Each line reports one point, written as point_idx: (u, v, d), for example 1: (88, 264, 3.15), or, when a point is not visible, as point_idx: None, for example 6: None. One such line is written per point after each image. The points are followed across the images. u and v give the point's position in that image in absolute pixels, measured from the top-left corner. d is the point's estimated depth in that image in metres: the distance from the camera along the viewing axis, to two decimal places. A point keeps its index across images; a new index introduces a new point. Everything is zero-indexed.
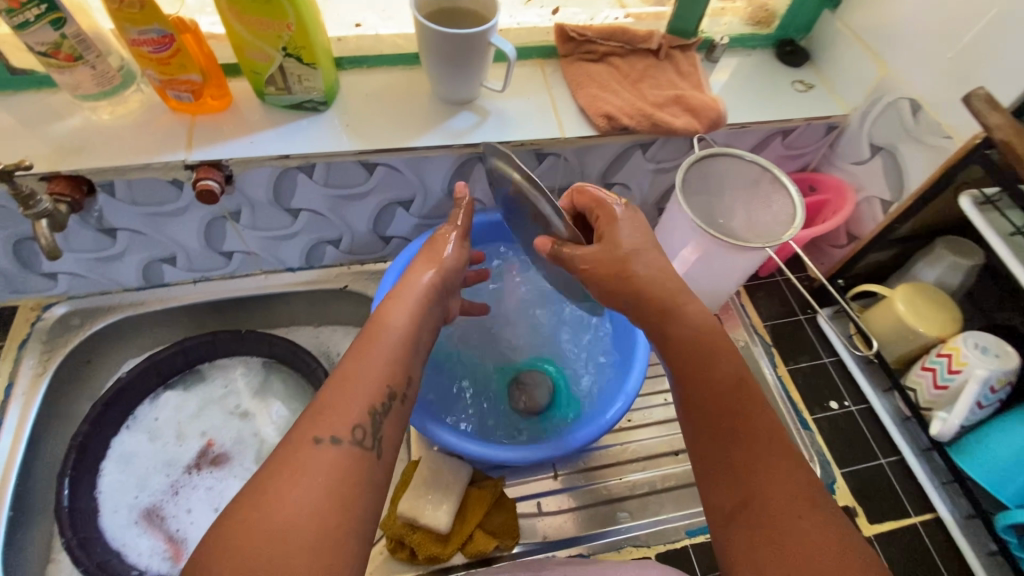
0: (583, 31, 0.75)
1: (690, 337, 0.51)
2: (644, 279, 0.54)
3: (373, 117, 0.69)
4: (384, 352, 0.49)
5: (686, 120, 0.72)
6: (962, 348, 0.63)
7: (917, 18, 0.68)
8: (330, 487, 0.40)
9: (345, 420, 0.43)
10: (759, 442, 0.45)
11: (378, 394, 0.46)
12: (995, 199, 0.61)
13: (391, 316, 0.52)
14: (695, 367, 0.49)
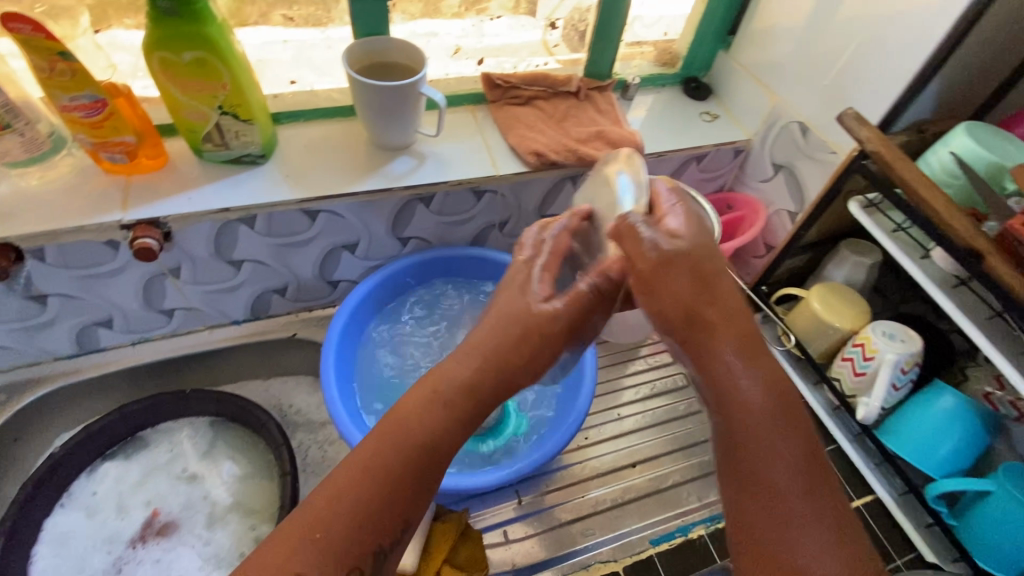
0: (507, 78, 0.82)
1: (754, 406, 0.41)
2: (701, 324, 0.43)
3: (313, 166, 0.71)
4: (398, 475, 0.41)
5: (608, 152, 0.78)
6: (872, 336, 0.70)
7: (793, 53, 0.79)
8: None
9: (337, 558, 0.38)
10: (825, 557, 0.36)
11: (381, 531, 0.40)
12: (877, 203, 0.69)
13: (420, 420, 0.42)
14: (756, 448, 0.40)
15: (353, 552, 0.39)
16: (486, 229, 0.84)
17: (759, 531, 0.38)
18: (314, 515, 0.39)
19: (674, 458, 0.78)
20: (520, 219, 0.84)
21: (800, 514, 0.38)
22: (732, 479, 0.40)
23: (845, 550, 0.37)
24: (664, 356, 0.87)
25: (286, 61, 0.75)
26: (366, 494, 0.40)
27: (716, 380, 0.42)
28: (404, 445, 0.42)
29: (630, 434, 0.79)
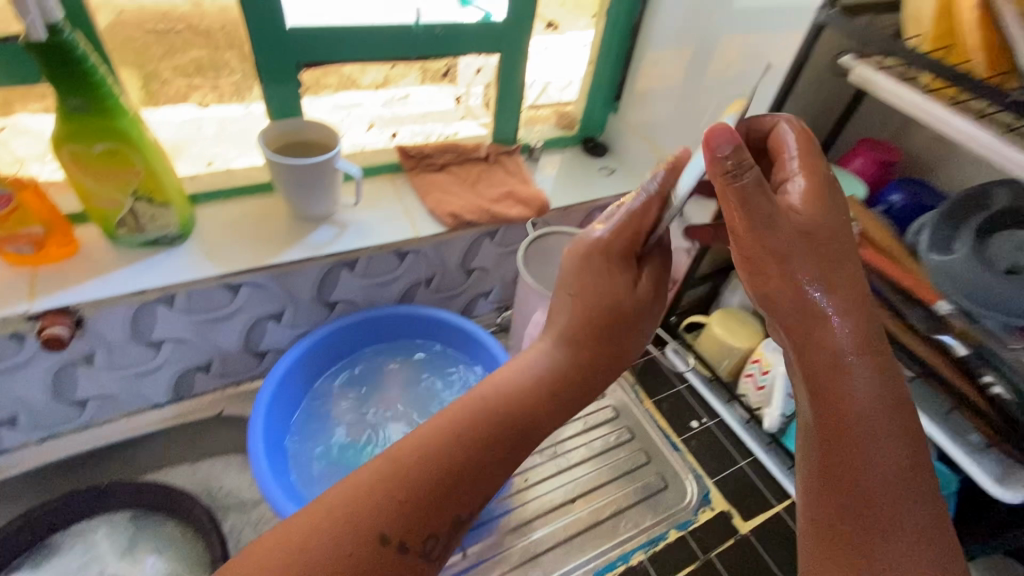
0: (420, 150, 0.89)
1: (868, 400, 0.43)
2: (814, 321, 0.44)
3: (234, 243, 0.73)
4: (475, 450, 0.42)
5: (519, 209, 0.86)
6: (765, 352, 0.80)
7: (667, 116, 0.91)
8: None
9: (384, 525, 0.38)
10: (900, 541, 0.41)
11: (443, 507, 0.40)
12: None
13: (509, 395, 0.44)
14: (854, 439, 0.43)
15: (408, 521, 0.39)
16: (413, 286, 0.87)
17: (845, 512, 0.42)
18: (386, 476, 0.40)
19: (611, 489, 0.81)
20: (445, 275, 0.88)
21: (886, 504, 0.42)
22: (822, 464, 0.44)
23: (919, 536, 0.41)
24: None
25: (207, 139, 0.76)
26: (440, 471, 0.40)
27: (829, 372, 0.45)
28: (491, 419, 0.43)
29: (572, 469, 0.82)
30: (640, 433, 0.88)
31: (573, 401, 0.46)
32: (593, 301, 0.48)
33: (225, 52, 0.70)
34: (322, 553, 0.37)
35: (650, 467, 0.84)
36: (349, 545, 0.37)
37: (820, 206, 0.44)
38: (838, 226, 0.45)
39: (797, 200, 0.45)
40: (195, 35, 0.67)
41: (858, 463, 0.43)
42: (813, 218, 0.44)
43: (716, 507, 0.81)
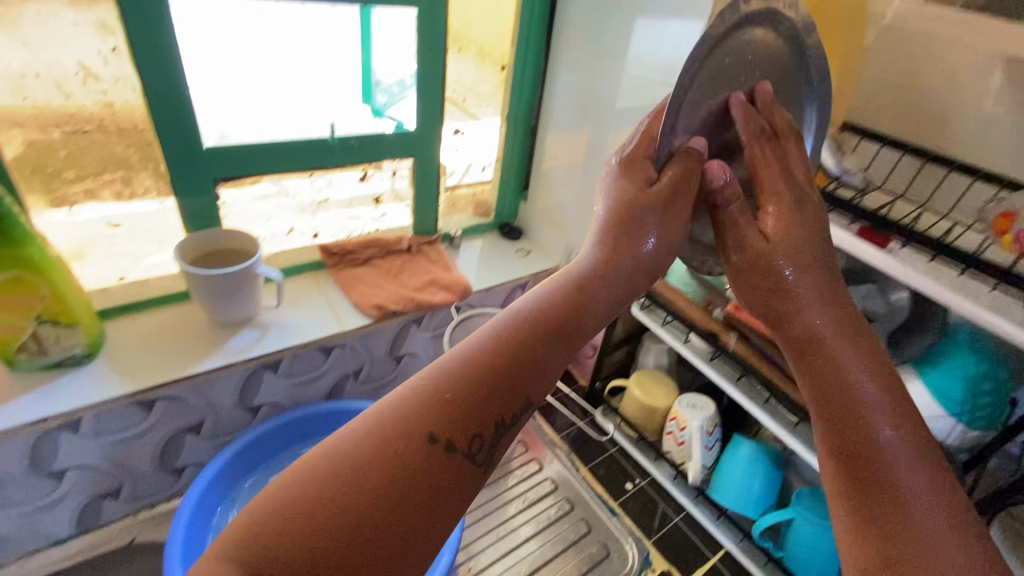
0: (342, 247, 0.93)
1: (855, 370, 0.42)
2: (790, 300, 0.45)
3: (148, 358, 0.72)
4: (511, 352, 0.38)
5: (443, 295, 0.90)
6: (680, 408, 0.86)
7: (568, 202, 1.01)
8: (402, 514, 0.32)
9: (423, 432, 0.34)
10: (927, 512, 0.37)
11: (486, 412, 0.36)
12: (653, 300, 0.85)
13: (533, 306, 0.40)
14: (854, 408, 0.41)
15: (451, 422, 0.35)
16: (340, 381, 0.87)
17: (864, 488, 0.39)
18: (420, 390, 0.35)
19: (555, 566, 0.81)
20: (372, 366, 0.89)
21: (903, 472, 0.38)
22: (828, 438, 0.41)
23: (945, 506, 0.37)
24: (530, 465, 0.94)
25: (116, 243, 0.75)
26: (477, 376, 0.36)
27: (809, 350, 0.44)
28: (517, 325, 0.39)
29: (519, 547, 0.83)
30: (579, 502, 0.89)
31: (606, 301, 0.43)
32: (613, 221, 0.44)
33: (138, 171, 0.72)
34: (359, 469, 0.32)
35: (592, 537, 0.84)
36: (391, 455, 0.33)
37: (793, 228, 0.45)
38: (811, 229, 0.46)
39: (768, 225, 0.45)
40: (107, 133, 0.68)
41: (867, 433, 0.40)
42: (784, 237, 0.45)
43: (657, 567, 0.84)
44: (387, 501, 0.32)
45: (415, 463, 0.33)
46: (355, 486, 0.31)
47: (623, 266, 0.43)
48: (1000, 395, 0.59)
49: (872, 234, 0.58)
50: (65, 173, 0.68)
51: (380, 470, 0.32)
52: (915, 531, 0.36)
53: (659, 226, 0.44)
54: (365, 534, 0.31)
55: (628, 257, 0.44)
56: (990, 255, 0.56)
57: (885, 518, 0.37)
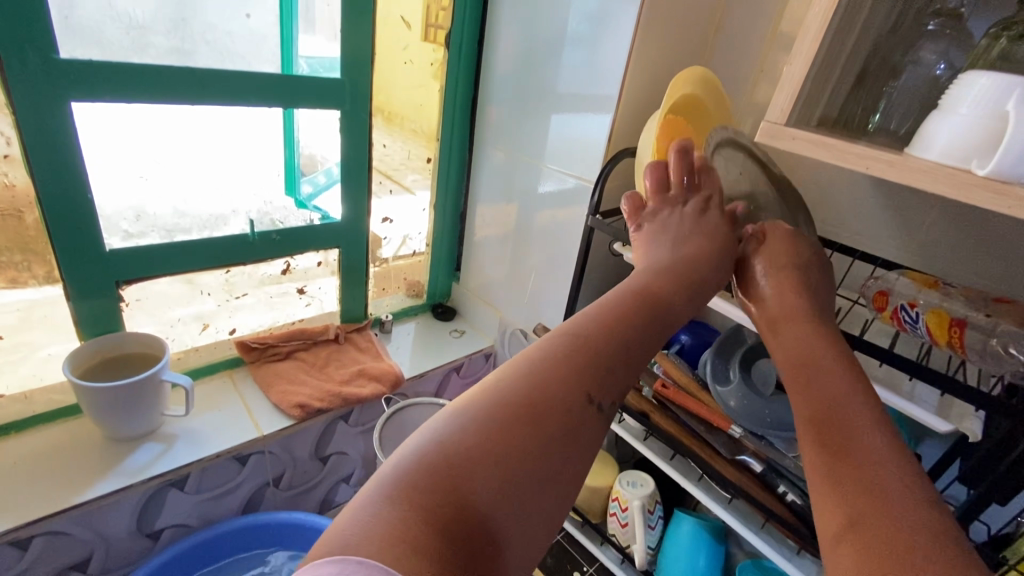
0: (263, 340, 0.88)
1: (820, 347, 0.42)
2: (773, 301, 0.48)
3: (26, 488, 0.63)
4: (638, 319, 0.39)
5: (372, 386, 0.87)
6: (620, 488, 0.85)
7: (498, 283, 1.04)
8: (559, 456, 0.31)
9: (574, 390, 0.33)
10: (899, 485, 0.32)
11: (618, 375, 0.35)
12: None
13: (642, 288, 0.43)
14: (820, 378, 0.39)
15: (595, 377, 0.34)
16: (260, 490, 0.80)
17: (829, 454, 0.34)
18: (558, 347, 0.35)
19: None
20: (296, 470, 0.83)
21: (870, 438, 0.34)
22: (801, 408, 0.38)
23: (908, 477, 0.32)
24: None
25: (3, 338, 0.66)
26: (611, 339, 0.36)
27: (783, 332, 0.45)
28: (631, 301, 0.41)
29: None
30: None
31: (697, 279, 0.46)
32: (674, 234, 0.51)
33: (26, 261, 0.65)
34: (509, 421, 0.31)
35: None
36: (537, 406, 0.32)
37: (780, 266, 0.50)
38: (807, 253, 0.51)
39: (764, 259, 0.51)
40: (4, 217, 0.62)
41: (830, 402, 0.37)
42: (777, 268, 0.50)
43: None
44: (533, 458, 0.30)
45: (566, 417, 0.32)
46: (500, 438, 0.30)
47: (698, 255, 0.49)
48: None
49: None
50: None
51: (529, 418, 0.31)
52: (882, 499, 0.31)
53: (715, 235, 0.51)
54: (510, 472, 0.29)
55: (702, 248, 0.49)
56: (873, 330, 0.62)
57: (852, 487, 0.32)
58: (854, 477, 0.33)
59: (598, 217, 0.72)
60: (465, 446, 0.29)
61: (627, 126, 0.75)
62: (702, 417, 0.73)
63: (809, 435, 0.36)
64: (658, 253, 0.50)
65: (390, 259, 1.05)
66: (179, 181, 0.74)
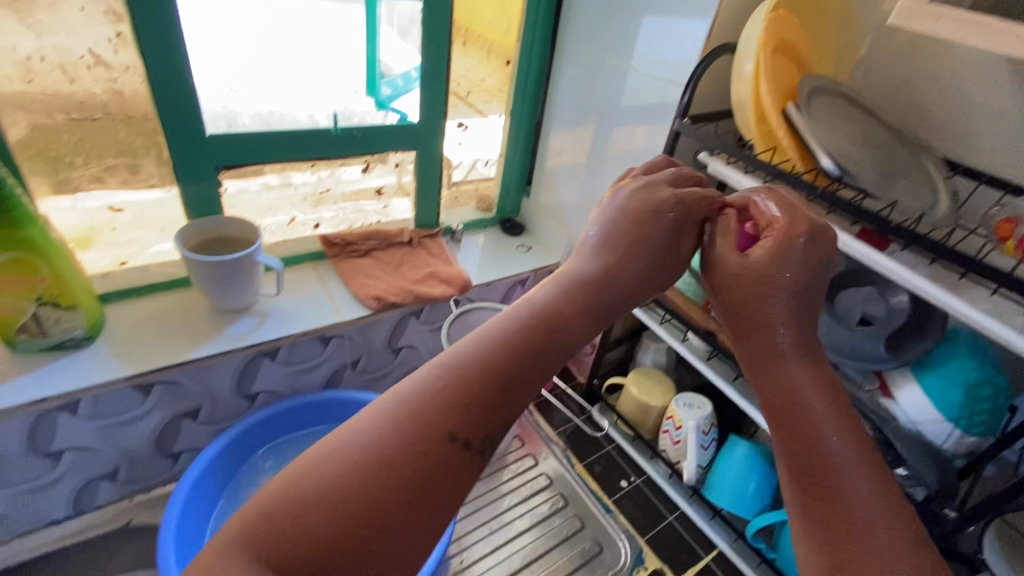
0: (344, 237, 0.93)
1: (810, 394, 0.39)
2: (756, 317, 0.41)
3: (146, 341, 0.72)
4: (529, 349, 0.35)
5: (442, 288, 0.90)
6: (676, 408, 0.87)
7: (570, 200, 1.01)
8: (424, 498, 0.30)
9: (443, 429, 0.31)
10: (881, 530, 0.34)
11: (500, 412, 0.33)
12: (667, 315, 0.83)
13: (548, 298, 0.39)
14: (815, 437, 0.37)
15: (467, 420, 0.32)
16: (339, 370, 0.88)
17: (817, 501, 0.36)
18: (431, 384, 0.33)
19: (549, 558, 0.82)
20: (371, 357, 0.90)
21: (854, 483, 0.35)
22: (786, 448, 0.38)
23: (891, 519, 0.34)
24: (525, 460, 0.96)
25: (120, 231, 0.75)
26: (495, 374, 0.34)
27: (764, 358, 0.41)
28: (529, 320, 0.37)
29: (506, 547, 0.84)
30: (573, 498, 0.91)
31: (617, 296, 0.41)
32: (616, 237, 0.44)
33: (140, 142, 0.71)
34: (365, 472, 0.29)
35: (585, 532, 0.86)
36: (400, 455, 0.30)
37: (756, 284, 0.41)
38: (803, 266, 0.41)
39: (739, 270, 0.43)
40: (116, 121, 0.68)
41: (817, 446, 0.37)
42: (758, 292, 0.41)
43: (650, 565, 0.84)
44: (392, 511, 0.29)
45: (432, 458, 0.31)
46: (356, 492, 0.29)
47: (632, 268, 0.42)
48: (999, 402, 0.58)
49: (872, 236, 0.57)
50: (72, 159, 0.68)
51: (393, 469, 0.30)
52: (863, 545, 0.33)
53: (667, 237, 0.44)
54: (353, 517, 0.28)
55: (638, 262, 0.43)
56: None
57: (847, 561, 0.33)
58: (834, 523, 0.35)
59: (688, 122, 0.68)
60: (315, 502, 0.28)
61: (729, 22, 0.68)
62: None
63: (792, 480, 0.37)
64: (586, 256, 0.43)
65: (461, 182, 1.07)
66: (261, 89, 0.78)
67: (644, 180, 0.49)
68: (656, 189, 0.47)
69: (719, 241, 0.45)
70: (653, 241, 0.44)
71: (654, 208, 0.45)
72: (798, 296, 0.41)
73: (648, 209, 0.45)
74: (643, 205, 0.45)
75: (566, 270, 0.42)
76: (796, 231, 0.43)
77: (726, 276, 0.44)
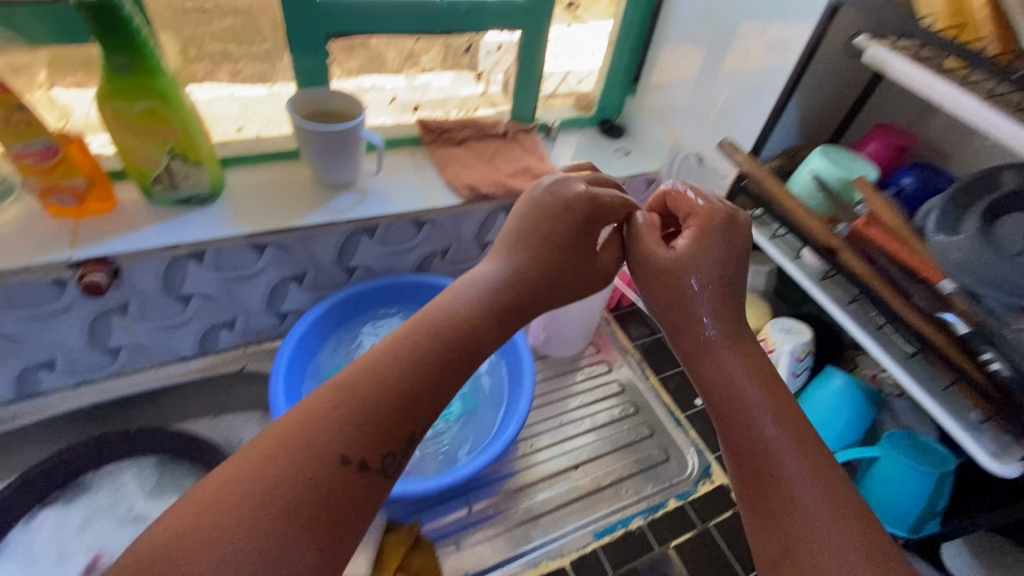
0: (441, 124, 0.91)
1: (739, 377, 0.52)
2: (690, 319, 0.55)
3: (260, 205, 0.76)
4: (440, 351, 0.46)
5: (535, 184, 0.87)
6: (770, 332, 0.82)
7: (682, 99, 0.92)
8: (318, 508, 0.38)
9: (340, 447, 0.40)
10: (809, 493, 0.45)
11: (419, 406, 0.44)
12: (779, 232, 0.77)
13: (461, 314, 0.49)
14: (742, 411, 0.50)
15: (362, 447, 0.41)
16: (429, 257, 0.90)
17: (758, 479, 0.47)
18: (337, 402, 0.42)
19: (613, 457, 0.85)
20: (460, 247, 0.91)
21: (785, 458, 0.47)
22: (728, 436, 0.50)
23: (817, 481, 0.45)
24: (599, 366, 0.96)
25: (231, 117, 0.80)
26: (411, 375, 0.44)
27: (700, 356, 0.54)
28: (435, 333, 0.47)
29: (572, 440, 0.86)
30: (644, 407, 0.91)
31: (525, 297, 0.53)
32: (537, 234, 0.55)
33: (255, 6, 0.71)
34: (264, 494, 0.37)
35: (653, 440, 0.87)
36: (300, 480, 0.39)
37: (676, 279, 0.56)
38: (716, 256, 0.55)
39: (666, 266, 0.57)
40: None
41: (751, 432, 0.49)
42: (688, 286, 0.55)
43: (716, 480, 0.84)
44: (291, 523, 0.37)
45: (333, 474, 0.40)
46: (296, 492, 0.38)
47: (540, 268, 0.54)
48: None
49: None
50: (192, 24, 0.70)
51: (290, 491, 0.38)
52: (795, 509, 0.45)
53: (572, 244, 0.56)
54: (256, 525, 0.36)
55: (549, 261, 0.55)
56: None
57: (785, 527, 0.44)
58: (772, 497, 0.46)
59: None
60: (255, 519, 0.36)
61: None
62: (901, 263, 0.63)
63: (737, 466, 0.49)
64: (497, 270, 0.54)
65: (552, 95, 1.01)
66: None
67: (569, 176, 0.59)
68: (564, 188, 0.57)
69: (642, 228, 0.60)
70: (557, 250, 0.55)
71: (585, 203, 0.56)
72: (712, 284, 0.55)
73: (559, 220, 0.56)
74: (562, 197, 0.56)
75: (477, 281, 0.53)
76: (708, 229, 0.57)
77: (659, 271, 0.57)
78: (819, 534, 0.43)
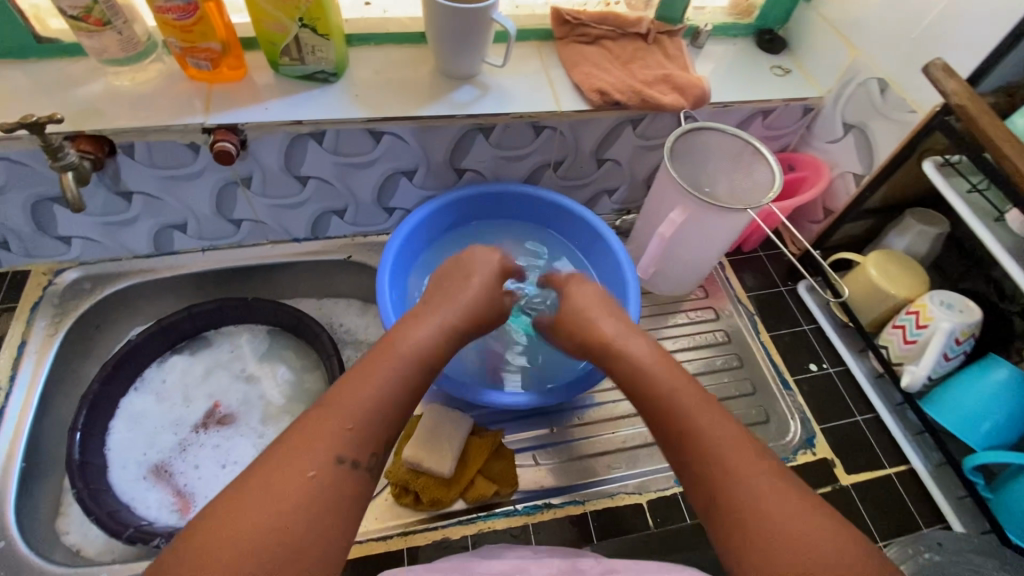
0: (577, 15, 0.80)
1: (642, 358, 0.56)
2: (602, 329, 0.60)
3: (381, 89, 0.73)
4: (407, 365, 0.49)
5: (674, 96, 0.76)
6: (929, 305, 0.69)
7: (877, 6, 0.74)
8: (322, 503, 0.40)
9: (334, 447, 0.42)
10: (720, 439, 0.47)
11: (397, 408, 0.47)
12: (981, 186, 0.63)
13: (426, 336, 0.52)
14: (647, 385, 0.54)
15: (353, 449, 0.43)
16: (541, 167, 0.84)
17: (678, 445, 0.49)
18: (322, 408, 0.44)
19: None
20: (575, 160, 0.84)
21: (693, 414, 0.49)
22: (647, 416, 0.53)
23: (722, 426, 0.48)
24: (706, 312, 0.89)
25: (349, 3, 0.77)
26: (392, 382, 0.47)
27: (608, 351, 0.59)
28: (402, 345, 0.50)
29: None
30: (749, 363, 0.84)
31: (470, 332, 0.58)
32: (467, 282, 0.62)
33: None
34: (276, 497, 0.38)
35: (754, 399, 0.81)
36: (304, 479, 0.40)
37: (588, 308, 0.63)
38: None
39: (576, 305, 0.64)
40: None
41: (660, 402, 0.52)
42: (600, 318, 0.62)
43: (818, 453, 0.76)
44: (298, 518, 0.38)
45: (333, 473, 0.41)
46: (304, 490, 0.39)
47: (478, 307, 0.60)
48: None
49: None
50: None
51: (298, 492, 0.39)
52: (708, 456, 0.47)
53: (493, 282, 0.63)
54: (271, 525, 0.37)
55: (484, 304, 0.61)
56: None
57: (709, 475, 0.46)
58: (693, 452, 0.48)
59: None
60: (262, 551, 0.36)
61: None
62: None
63: (662, 440, 0.51)
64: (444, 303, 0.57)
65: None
66: None
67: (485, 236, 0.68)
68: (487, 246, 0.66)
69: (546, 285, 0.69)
70: (483, 284, 0.62)
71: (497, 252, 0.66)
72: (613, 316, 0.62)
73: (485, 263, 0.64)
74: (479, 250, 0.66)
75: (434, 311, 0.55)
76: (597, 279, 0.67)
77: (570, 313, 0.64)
78: (731, 471, 0.45)
